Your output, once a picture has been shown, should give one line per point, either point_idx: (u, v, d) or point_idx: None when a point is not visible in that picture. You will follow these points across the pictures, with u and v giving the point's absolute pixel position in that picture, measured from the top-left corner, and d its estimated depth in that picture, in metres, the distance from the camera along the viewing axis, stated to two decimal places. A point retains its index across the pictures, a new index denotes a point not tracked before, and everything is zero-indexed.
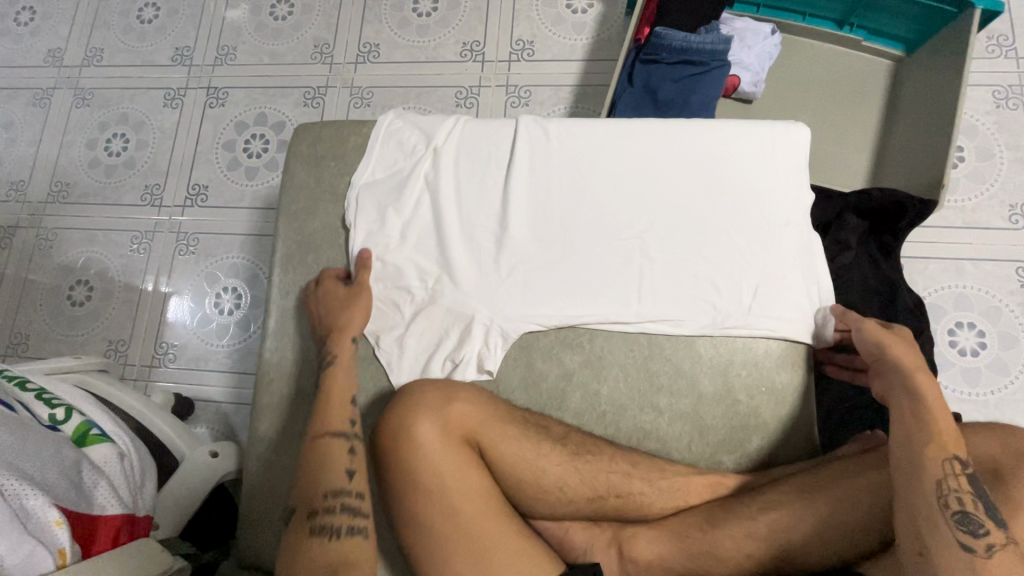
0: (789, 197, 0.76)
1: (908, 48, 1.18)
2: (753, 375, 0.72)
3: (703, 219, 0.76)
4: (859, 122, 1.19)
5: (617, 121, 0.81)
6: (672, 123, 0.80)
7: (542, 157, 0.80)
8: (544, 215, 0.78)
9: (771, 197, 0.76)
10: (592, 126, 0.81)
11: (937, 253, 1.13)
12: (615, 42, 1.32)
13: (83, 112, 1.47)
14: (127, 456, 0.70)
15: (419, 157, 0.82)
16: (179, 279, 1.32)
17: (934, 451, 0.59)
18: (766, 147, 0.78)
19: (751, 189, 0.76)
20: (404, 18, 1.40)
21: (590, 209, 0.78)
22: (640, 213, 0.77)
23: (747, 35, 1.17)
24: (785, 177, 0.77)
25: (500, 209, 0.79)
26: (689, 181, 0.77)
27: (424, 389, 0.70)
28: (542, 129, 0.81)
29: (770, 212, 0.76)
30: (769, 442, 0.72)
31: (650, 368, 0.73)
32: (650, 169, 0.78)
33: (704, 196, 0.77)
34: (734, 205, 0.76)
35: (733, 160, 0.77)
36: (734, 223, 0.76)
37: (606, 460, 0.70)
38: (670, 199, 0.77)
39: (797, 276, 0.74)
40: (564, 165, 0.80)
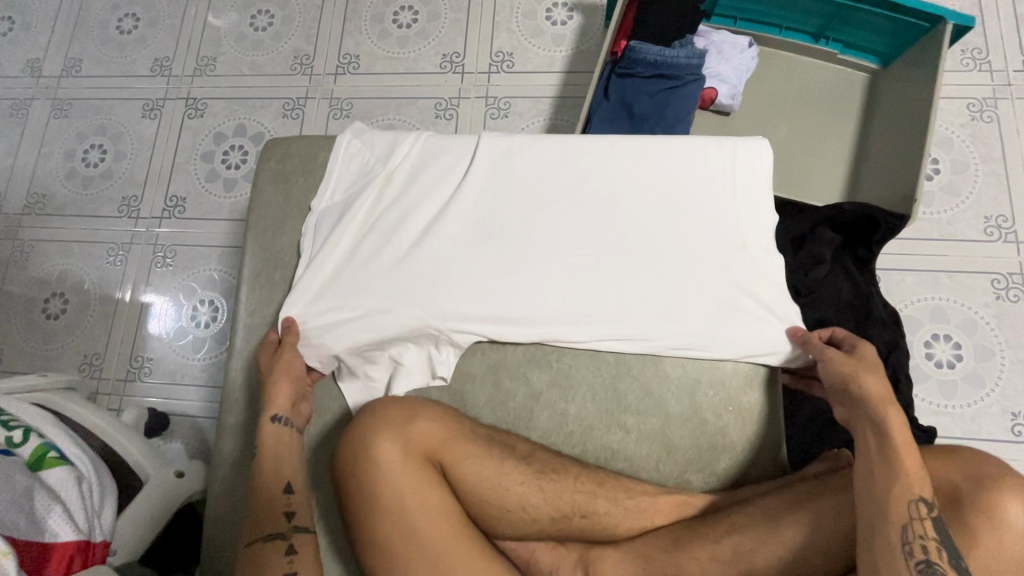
0: (747, 219, 0.76)
1: (883, 62, 1.19)
2: (720, 394, 0.72)
3: (660, 239, 0.76)
4: (835, 136, 1.20)
5: (577, 139, 0.81)
6: (632, 141, 0.79)
7: (501, 174, 0.80)
8: (502, 234, 0.78)
9: (728, 219, 0.76)
10: (552, 143, 0.81)
11: (912, 265, 1.13)
12: (594, 54, 1.33)
13: (61, 123, 1.45)
14: (86, 479, 0.69)
15: (380, 173, 0.82)
16: (155, 292, 1.31)
17: (899, 493, 0.58)
18: (725, 167, 0.78)
19: (709, 210, 0.76)
20: (384, 29, 1.40)
21: (547, 227, 0.78)
22: (597, 233, 0.77)
23: (723, 48, 1.18)
24: (744, 198, 0.77)
25: (458, 226, 0.78)
26: (647, 200, 0.77)
27: (387, 408, 0.69)
28: (503, 144, 0.81)
29: (726, 234, 0.76)
30: (737, 461, 0.72)
31: (617, 387, 0.73)
32: (608, 187, 0.78)
33: (661, 215, 0.77)
34: (692, 226, 0.76)
35: (691, 179, 0.77)
36: (690, 242, 0.75)
37: (572, 479, 0.69)
38: (628, 219, 0.77)
39: (753, 299, 0.74)
40: (523, 182, 0.80)
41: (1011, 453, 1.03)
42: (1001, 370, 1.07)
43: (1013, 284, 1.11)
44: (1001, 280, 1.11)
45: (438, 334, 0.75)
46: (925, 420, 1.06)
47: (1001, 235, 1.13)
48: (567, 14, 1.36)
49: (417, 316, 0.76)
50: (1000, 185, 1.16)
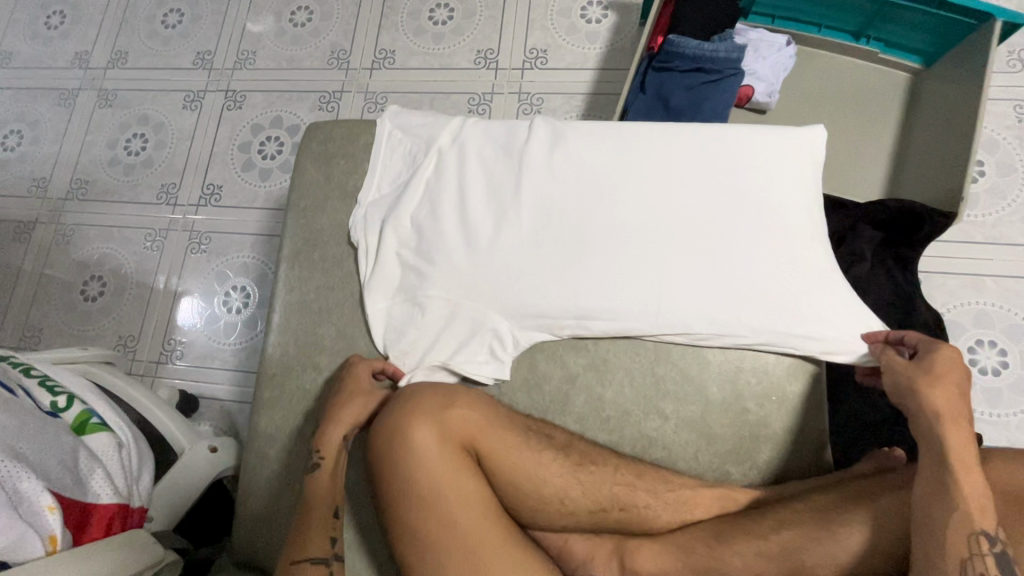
0: (806, 211, 0.74)
1: (926, 61, 1.17)
2: (763, 384, 0.70)
3: (723, 229, 0.74)
4: (874, 135, 1.18)
5: (631, 127, 0.80)
6: (689, 129, 0.78)
7: (555, 163, 0.79)
8: (558, 224, 0.77)
9: (791, 209, 0.74)
10: (605, 131, 0.80)
11: (955, 268, 1.10)
12: (629, 52, 1.33)
13: (106, 113, 1.50)
14: (126, 446, 0.70)
15: (428, 159, 0.83)
16: (189, 280, 1.33)
17: (960, 528, 0.55)
18: (785, 157, 0.76)
19: (773, 200, 0.74)
20: (420, 26, 1.42)
21: (605, 217, 0.77)
22: (657, 222, 0.75)
23: (761, 46, 1.17)
24: (805, 188, 0.75)
25: (514, 216, 0.79)
26: (707, 190, 0.75)
27: (423, 394, 0.69)
28: (556, 133, 0.81)
29: (791, 224, 0.73)
30: (779, 455, 0.70)
31: (656, 372, 0.72)
32: (666, 177, 0.77)
33: (722, 207, 0.75)
34: (755, 216, 0.74)
35: (752, 169, 0.75)
36: (754, 233, 0.73)
37: (609, 471, 0.68)
38: (689, 209, 0.75)
39: (824, 289, 0.71)
40: (578, 171, 0.79)
41: None
42: None
43: None
44: None
45: (496, 320, 0.76)
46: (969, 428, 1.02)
47: None
48: (602, 12, 1.36)
49: (474, 304, 0.76)
50: None
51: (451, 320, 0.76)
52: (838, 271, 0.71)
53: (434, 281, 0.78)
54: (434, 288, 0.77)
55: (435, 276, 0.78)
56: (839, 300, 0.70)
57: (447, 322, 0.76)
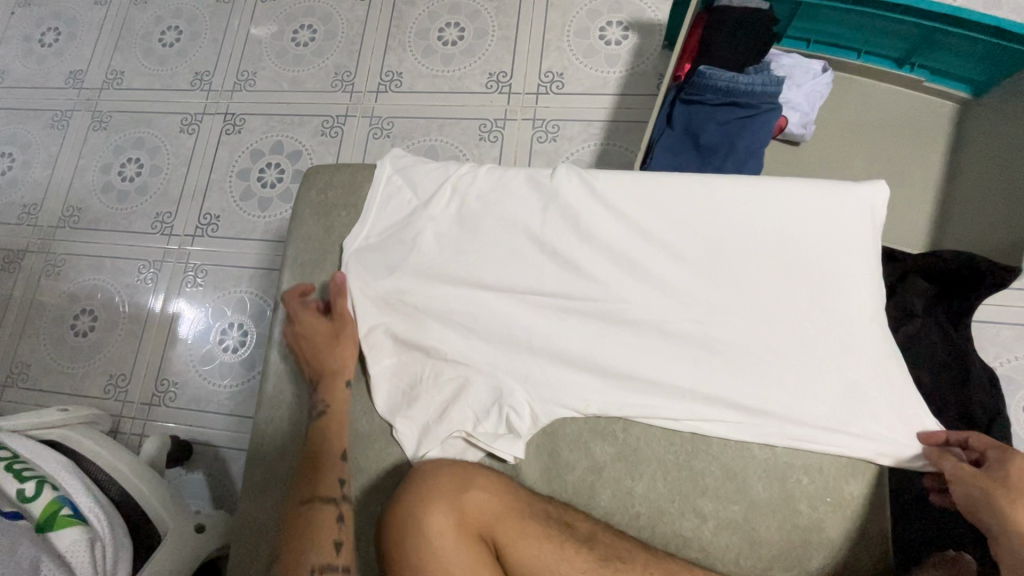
0: (861, 284, 0.66)
1: (976, 91, 1.08)
2: (816, 482, 0.62)
3: (770, 306, 0.67)
4: (919, 171, 1.09)
5: (670, 180, 0.72)
6: (735, 187, 0.70)
7: (585, 222, 0.72)
8: (586, 293, 0.71)
9: (849, 285, 0.66)
10: (642, 185, 0.72)
11: (1010, 318, 1.01)
12: (651, 76, 1.25)
13: (100, 136, 1.44)
14: (99, 540, 0.63)
15: (428, 211, 0.75)
16: (185, 302, 1.27)
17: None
18: (846, 225, 0.67)
19: (829, 274, 0.66)
20: (429, 46, 1.35)
21: (638, 285, 0.70)
22: (696, 296, 0.68)
23: (795, 73, 1.09)
24: (867, 260, 0.66)
25: (537, 283, 0.72)
26: (753, 259, 0.68)
27: (438, 473, 0.63)
28: (587, 185, 0.74)
29: (846, 303, 0.65)
30: (834, 558, 0.61)
31: (693, 466, 0.64)
32: (708, 242, 0.69)
33: (770, 280, 0.67)
34: (807, 292, 0.66)
35: (807, 237, 0.68)
36: (805, 311, 0.66)
37: (640, 571, 0.60)
38: (731, 280, 0.68)
39: (879, 380, 0.64)
40: (610, 232, 0.71)
41: None
42: None
43: None
44: None
45: (511, 396, 0.68)
46: None
47: None
48: (622, 33, 1.28)
49: (489, 376, 0.69)
50: None
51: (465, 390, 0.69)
52: (895, 355, 0.64)
53: (446, 347, 0.71)
54: (447, 354, 0.71)
55: (450, 341, 0.71)
56: (896, 388, 0.63)
57: (457, 392, 0.69)
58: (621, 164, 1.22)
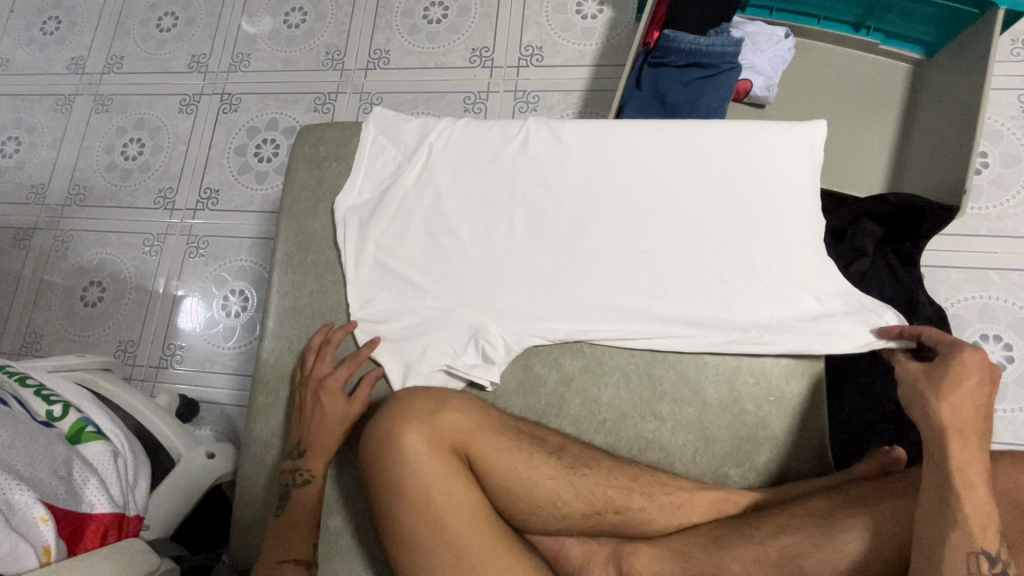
0: (800, 214, 0.74)
1: (928, 51, 1.15)
2: (761, 385, 0.70)
3: (718, 236, 0.74)
4: (876, 129, 1.16)
5: (630, 128, 0.79)
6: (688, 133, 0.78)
7: (552, 168, 0.80)
8: (553, 231, 0.78)
9: (787, 217, 0.74)
10: (604, 134, 0.80)
11: (959, 262, 1.08)
12: (625, 47, 1.31)
13: (103, 118, 1.50)
14: (121, 454, 0.70)
15: (408, 162, 0.83)
16: (186, 290, 1.33)
17: (961, 543, 0.54)
18: (783, 164, 0.76)
19: (769, 206, 0.74)
20: (415, 25, 1.41)
21: (600, 222, 0.77)
22: (651, 229, 0.75)
23: (759, 38, 1.15)
24: (803, 195, 0.74)
25: (509, 224, 0.79)
26: (703, 196, 0.76)
27: (414, 398, 0.68)
28: (554, 135, 0.81)
29: (786, 231, 0.73)
30: (778, 456, 0.69)
31: (652, 375, 0.71)
32: (662, 181, 0.77)
33: (718, 213, 0.75)
34: (751, 224, 0.74)
35: (752, 175, 0.75)
36: (748, 238, 0.73)
37: (604, 473, 0.67)
38: (683, 214, 0.75)
39: (812, 298, 0.71)
40: (575, 176, 0.79)
41: None
42: None
43: None
44: None
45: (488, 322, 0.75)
46: None
47: None
48: (598, 8, 1.35)
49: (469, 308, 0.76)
50: None
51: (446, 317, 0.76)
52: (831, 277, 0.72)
53: (431, 283, 0.78)
54: (431, 288, 0.78)
55: (434, 276, 0.78)
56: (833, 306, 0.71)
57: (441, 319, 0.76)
58: None
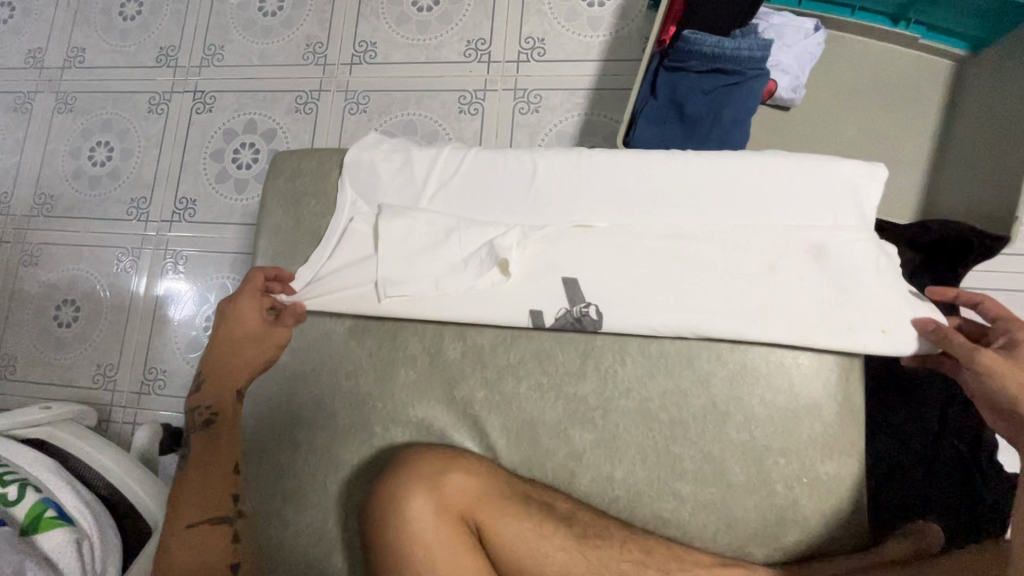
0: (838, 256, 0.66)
1: (974, 47, 1.03)
2: (794, 464, 0.63)
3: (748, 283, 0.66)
4: (912, 136, 1.05)
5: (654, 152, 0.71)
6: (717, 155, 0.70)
7: (572, 233, 0.69)
8: (580, 303, 0.66)
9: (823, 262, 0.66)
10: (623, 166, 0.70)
11: (1001, 285, 0.99)
12: (635, 39, 1.19)
13: (66, 119, 1.38)
14: (87, 539, 0.64)
15: (399, 215, 0.71)
16: (184, 281, 1.25)
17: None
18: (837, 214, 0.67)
19: (823, 243, 0.66)
20: (403, 13, 1.28)
21: (633, 289, 0.67)
22: (690, 268, 0.67)
23: (785, 31, 1.03)
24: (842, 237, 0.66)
25: (531, 255, 0.69)
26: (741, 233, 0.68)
27: (418, 460, 0.65)
28: (571, 173, 0.72)
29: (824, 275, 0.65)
30: (809, 534, 0.63)
31: (671, 451, 0.64)
32: (699, 228, 0.69)
33: (759, 247, 0.67)
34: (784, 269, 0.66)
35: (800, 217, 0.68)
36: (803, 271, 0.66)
37: (617, 546, 0.63)
38: (727, 277, 0.66)
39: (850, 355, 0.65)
40: (598, 236, 0.69)
41: None
42: None
43: None
44: None
45: (491, 382, 0.68)
46: None
47: None
48: None
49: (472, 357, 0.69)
50: None
51: (451, 381, 0.69)
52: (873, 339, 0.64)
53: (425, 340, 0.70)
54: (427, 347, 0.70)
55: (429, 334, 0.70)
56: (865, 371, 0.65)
57: (441, 376, 0.69)
58: (606, 135, 1.18)
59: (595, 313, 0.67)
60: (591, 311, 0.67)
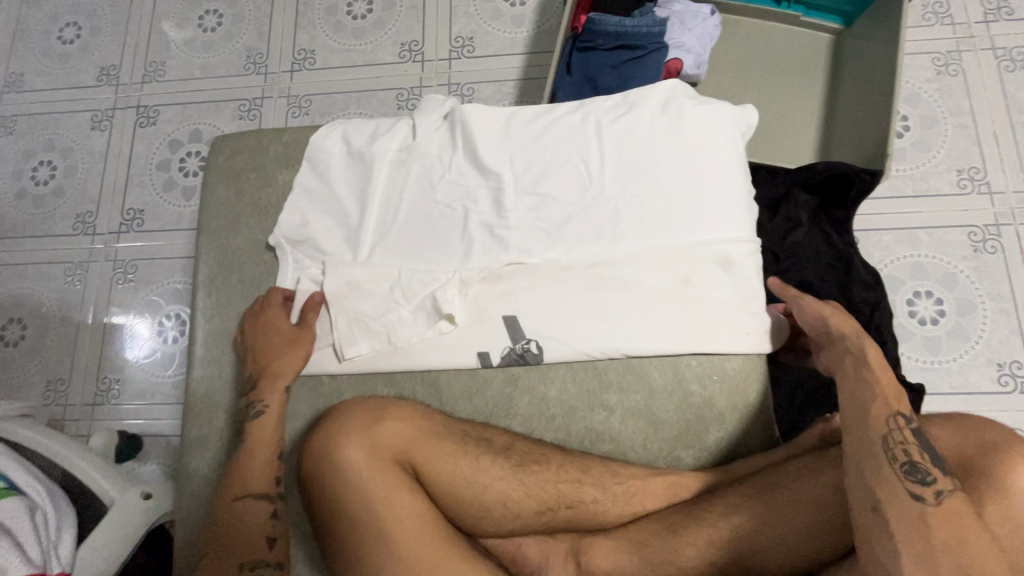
0: (731, 195, 0.73)
1: (847, 21, 1.18)
2: (704, 364, 0.70)
3: (655, 224, 0.72)
4: (805, 100, 1.18)
5: (567, 129, 0.76)
6: (618, 108, 0.76)
7: (506, 274, 0.73)
8: (521, 340, 0.71)
9: (719, 202, 0.72)
10: (540, 141, 0.76)
11: (888, 224, 1.12)
12: (556, 33, 1.29)
13: (6, 142, 1.38)
14: (39, 509, 0.67)
15: (341, 276, 0.74)
16: (135, 316, 1.24)
17: (879, 406, 0.61)
18: (738, 216, 0.72)
19: (717, 181, 0.73)
20: (339, 21, 1.36)
21: (565, 323, 0.71)
22: (600, 217, 0.73)
23: (686, 17, 1.13)
24: (733, 179, 0.73)
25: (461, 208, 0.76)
26: (649, 180, 0.73)
27: (351, 412, 0.67)
28: (492, 133, 0.77)
29: (720, 210, 0.72)
30: (727, 434, 0.70)
31: (597, 366, 0.70)
32: (612, 213, 0.73)
33: (664, 190, 0.73)
34: (687, 209, 0.72)
35: (704, 198, 0.72)
36: (704, 208, 0.72)
37: (553, 469, 0.67)
38: (649, 303, 0.70)
39: (746, 276, 0.71)
40: (530, 275, 0.72)
41: (999, 407, 1.02)
42: (984, 323, 1.07)
43: (990, 235, 1.10)
44: (978, 233, 1.10)
45: (434, 322, 0.72)
46: (913, 379, 1.05)
47: (974, 188, 1.13)
48: None
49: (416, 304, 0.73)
50: (970, 137, 1.15)
51: (394, 325, 0.72)
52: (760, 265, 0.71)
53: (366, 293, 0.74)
54: (367, 298, 0.73)
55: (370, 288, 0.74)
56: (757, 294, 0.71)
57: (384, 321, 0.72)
58: None
59: (536, 348, 0.71)
60: (532, 346, 0.70)
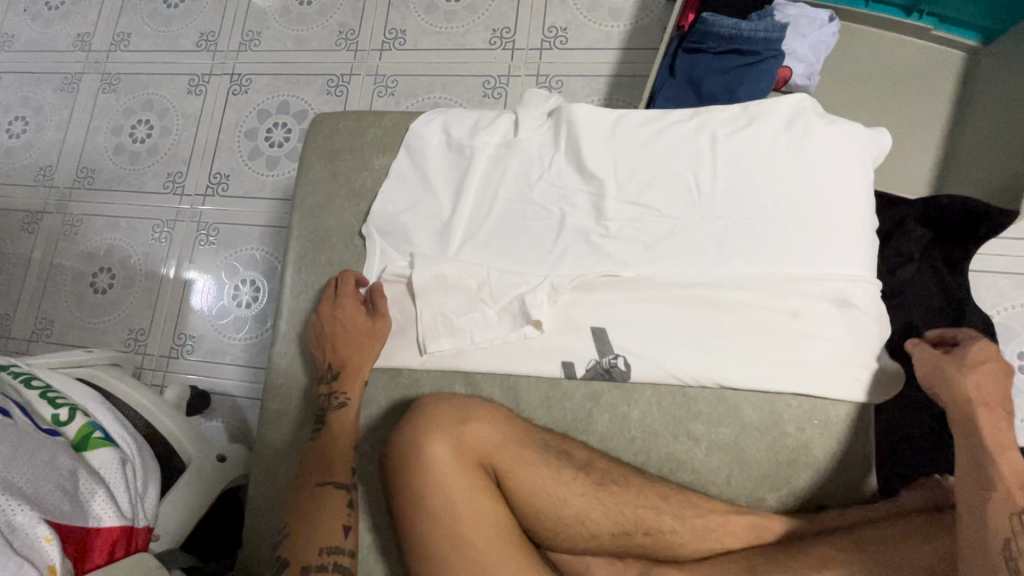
0: (851, 227, 0.67)
1: (986, 38, 1.06)
2: (805, 405, 0.65)
3: (765, 250, 0.68)
4: (926, 123, 1.08)
5: (678, 138, 0.72)
6: (737, 120, 0.71)
7: (599, 285, 0.70)
8: (609, 354, 0.68)
9: (837, 233, 0.67)
10: (647, 149, 0.72)
11: (1007, 267, 1.02)
12: (656, 29, 1.24)
13: (109, 98, 1.45)
14: (130, 461, 0.71)
15: (429, 269, 0.73)
16: (199, 271, 1.30)
17: (1000, 505, 0.56)
18: (857, 250, 0.67)
19: (839, 210, 0.67)
20: (432, 3, 1.34)
21: (656, 344, 0.68)
22: (707, 235, 0.69)
23: (800, 22, 1.04)
24: (856, 209, 0.68)
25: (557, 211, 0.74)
26: (764, 202, 0.69)
27: (438, 408, 0.65)
28: (596, 135, 0.74)
29: (837, 241, 0.67)
30: (819, 481, 0.66)
31: (686, 392, 0.67)
32: (721, 233, 0.69)
33: (780, 214, 0.68)
34: (801, 236, 0.67)
35: (821, 228, 0.67)
36: (821, 238, 0.67)
37: (634, 492, 0.64)
38: (747, 334, 0.66)
39: (857, 314, 0.66)
40: (625, 288, 0.69)
41: None
42: None
43: None
44: None
45: (519, 326, 0.70)
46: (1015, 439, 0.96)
47: None
48: None
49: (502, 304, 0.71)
50: None
51: (477, 324, 0.71)
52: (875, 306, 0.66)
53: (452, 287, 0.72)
54: (453, 293, 0.72)
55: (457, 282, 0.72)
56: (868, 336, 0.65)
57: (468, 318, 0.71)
58: None
59: (624, 365, 0.68)
60: (620, 362, 0.68)
